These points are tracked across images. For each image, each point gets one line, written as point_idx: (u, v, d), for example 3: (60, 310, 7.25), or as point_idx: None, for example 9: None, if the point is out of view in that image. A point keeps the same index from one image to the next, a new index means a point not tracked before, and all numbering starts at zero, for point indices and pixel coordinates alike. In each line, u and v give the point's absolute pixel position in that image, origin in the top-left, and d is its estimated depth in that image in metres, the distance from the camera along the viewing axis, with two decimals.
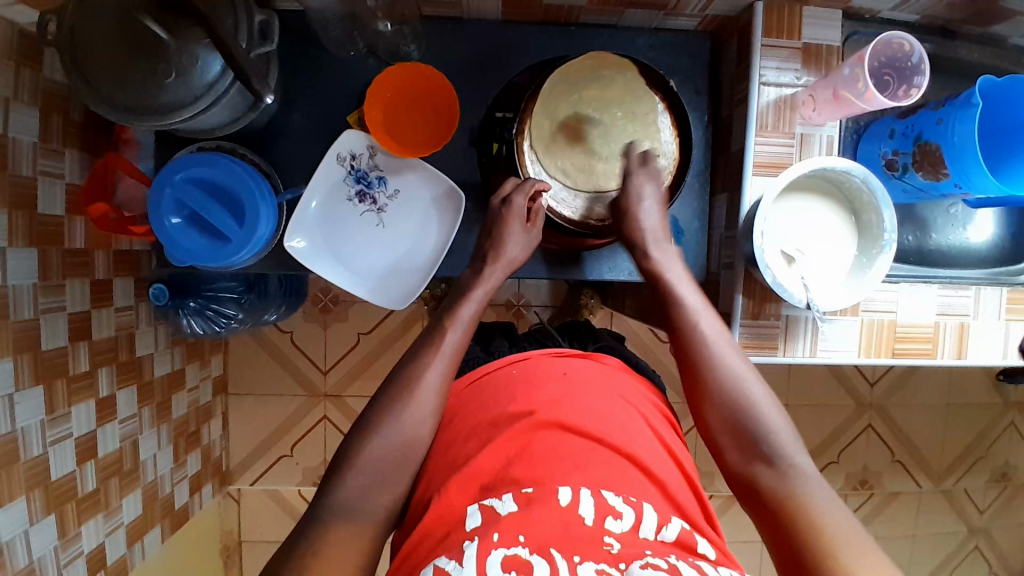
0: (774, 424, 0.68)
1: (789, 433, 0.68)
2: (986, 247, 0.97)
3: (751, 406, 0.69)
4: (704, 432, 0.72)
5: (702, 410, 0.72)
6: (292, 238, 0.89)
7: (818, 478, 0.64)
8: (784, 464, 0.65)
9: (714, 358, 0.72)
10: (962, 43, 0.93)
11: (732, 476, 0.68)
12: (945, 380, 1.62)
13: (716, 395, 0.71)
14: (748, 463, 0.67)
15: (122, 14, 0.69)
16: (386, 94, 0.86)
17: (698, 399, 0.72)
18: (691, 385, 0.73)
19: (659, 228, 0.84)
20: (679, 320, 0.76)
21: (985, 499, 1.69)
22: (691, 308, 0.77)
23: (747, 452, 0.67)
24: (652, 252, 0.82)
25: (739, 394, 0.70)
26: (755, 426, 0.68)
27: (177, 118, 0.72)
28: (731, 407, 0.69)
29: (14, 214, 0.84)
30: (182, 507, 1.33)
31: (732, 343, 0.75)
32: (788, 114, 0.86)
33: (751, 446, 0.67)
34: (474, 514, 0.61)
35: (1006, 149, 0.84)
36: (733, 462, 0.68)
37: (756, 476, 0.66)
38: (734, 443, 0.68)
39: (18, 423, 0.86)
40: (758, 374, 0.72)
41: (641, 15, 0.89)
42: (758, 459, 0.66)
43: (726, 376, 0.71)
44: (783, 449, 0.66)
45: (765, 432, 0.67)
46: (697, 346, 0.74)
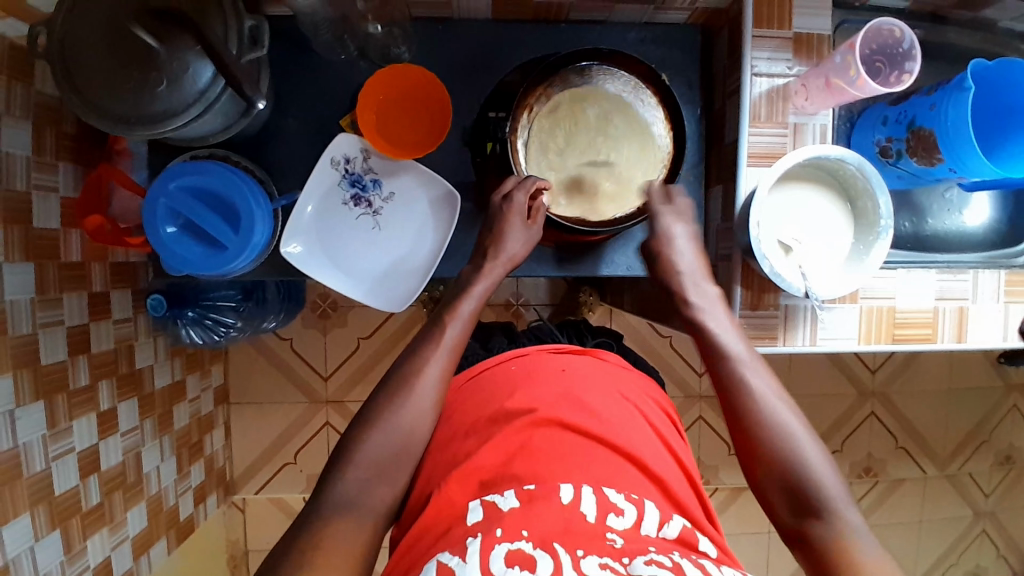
0: (824, 476, 0.67)
1: (841, 488, 0.66)
2: (982, 231, 0.97)
3: (805, 464, 0.67)
4: (753, 484, 0.70)
5: (751, 465, 0.70)
6: (288, 243, 0.89)
7: (871, 535, 0.63)
8: (837, 521, 0.64)
9: (765, 414, 0.70)
10: (952, 28, 0.93)
11: (783, 531, 0.67)
12: (947, 365, 1.63)
13: (766, 450, 0.68)
14: (801, 520, 0.66)
15: (113, 25, 0.70)
16: (379, 96, 0.86)
17: (747, 455, 0.70)
18: (739, 437, 0.71)
19: (698, 268, 0.83)
20: (723, 370, 0.74)
21: (990, 483, 1.69)
22: (737, 358, 0.74)
23: (798, 510, 0.66)
24: (692, 299, 0.80)
25: (790, 448, 0.68)
26: (807, 483, 0.66)
27: (169, 127, 0.72)
28: (783, 464, 0.67)
29: (9, 229, 0.84)
30: (187, 518, 1.32)
31: (779, 392, 0.72)
32: (781, 104, 0.86)
33: (804, 504, 0.66)
34: (475, 509, 0.61)
35: (999, 132, 0.84)
36: (783, 517, 0.67)
37: (810, 535, 0.65)
38: (785, 501, 0.67)
39: (20, 439, 0.85)
40: (809, 424, 0.70)
41: (631, 9, 0.89)
42: (810, 515, 0.65)
43: (777, 433, 0.69)
44: (834, 506, 0.65)
45: (817, 487, 0.66)
46: (745, 400, 0.71)
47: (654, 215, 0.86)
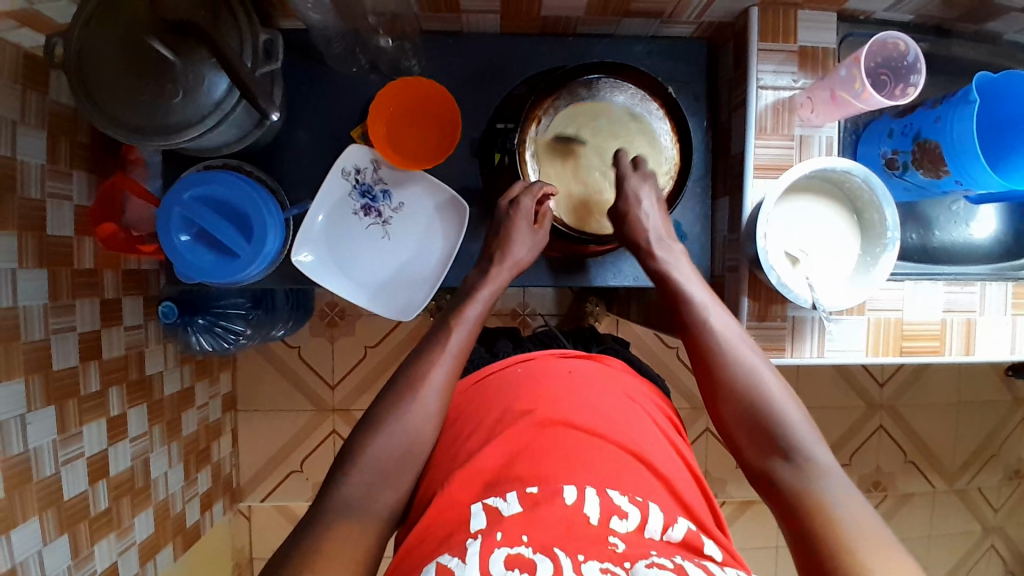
0: (789, 416, 0.68)
1: (807, 427, 0.67)
2: (990, 243, 0.96)
3: (768, 400, 0.68)
4: (720, 427, 0.72)
5: (718, 407, 0.71)
6: (298, 252, 0.90)
7: (839, 472, 0.63)
8: (803, 460, 0.64)
9: (727, 354, 0.72)
10: (958, 41, 0.94)
11: (751, 473, 0.68)
12: (955, 377, 1.62)
13: (731, 391, 0.70)
14: (766, 458, 0.66)
15: (130, 37, 0.71)
16: (389, 109, 0.88)
17: (712, 397, 0.72)
18: (704, 381, 0.73)
19: (661, 225, 0.83)
20: (688, 319, 0.76)
21: (1000, 497, 1.67)
22: (701, 304, 0.76)
23: (763, 448, 0.67)
24: (658, 252, 0.82)
25: (755, 389, 0.69)
26: (770, 420, 0.67)
27: (184, 137, 0.73)
28: (749, 405, 0.69)
29: (24, 236, 0.85)
30: (193, 525, 1.33)
31: (743, 337, 0.75)
32: (787, 117, 0.86)
33: (768, 442, 0.66)
34: (478, 514, 0.61)
35: (1005, 145, 0.85)
36: (751, 459, 0.68)
37: (774, 472, 0.65)
38: (750, 438, 0.68)
39: (30, 444, 0.86)
40: (773, 367, 0.72)
41: (638, 23, 0.90)
42: (775, 454, 0.66)
43: (741, 373, 0.71)
44: (799, 444, 0.65)
45: (780, 424, 0.67)
46: (710, 344, 0.73)
47: (624, 178, 0.85)
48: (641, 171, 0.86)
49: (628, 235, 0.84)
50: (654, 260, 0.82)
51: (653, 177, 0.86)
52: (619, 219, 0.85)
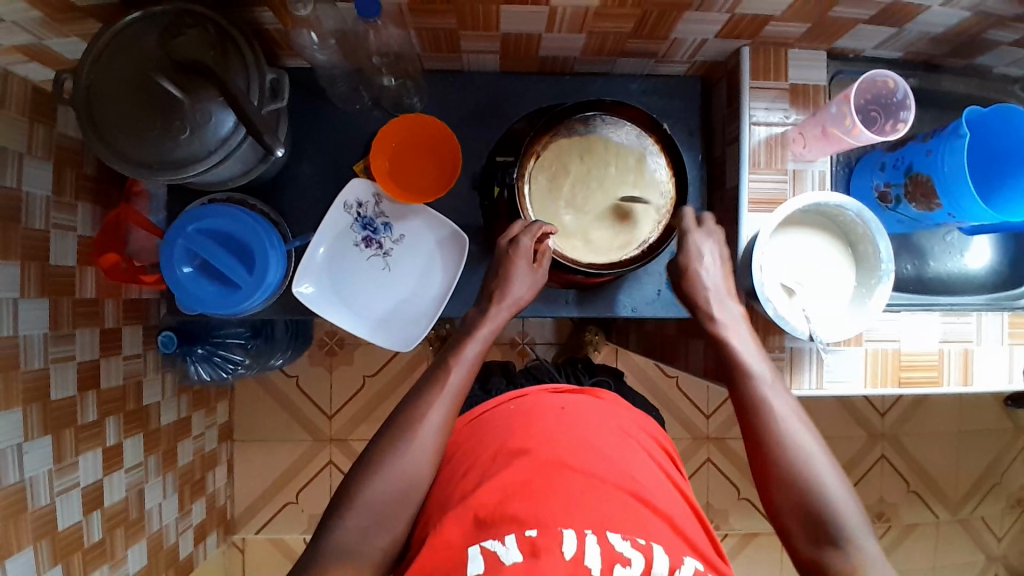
0: (845, 506, 0.68)
1: (858, 517, 0.67)
2: (984, 273, 0.97)
3: (822, 490, 0.68)
4: (767, 508, 0.72)
5: (768, 490, 0.71)
6: (300, 284, 0.91)
7: (885, 564, 0.65)
8: (855, 551, 0.65)
9: (783, 434, 0.72)
10: (946, 76, 0.96)
11: (796, 556, 0.69)
12: (955, 406, 1.61)
13: (783, 475, 0.70)
14: (816, 547, 0.67)
15: (140, 75, 0.73)
16: (391, 144, 0.89)
17: (763, 476, 0.72)
18: (756, 459, 0.73)
19: (723, 285, 0.83)
20: (746, 393, 0.76)
21: (1003, 526, 1.65)
22: (759, 378, 0.76)
23: (814, 535, 0.67)
24: (716, 314, 0.81)
25: (809, 475, 0.69)
26: (823, 508, 0.67)
27: (190, 172, 0.74)
28: (801, 489, 0.69)
29: (27, 265, 0.86)
30: (187, 558, 1.30)
31: (796, 412, 0.74)
32: (780, 152, 0.88)
33: (819, 533, 0.67)
34: (476, 558, 0.60)
35: (996, 176, 0.86)
36: (801, 546, 0.68)
37: (825, 563, 0.66)
38: (799, 529, 0.68)
39: (26, 473, 0.86)
40: (827, 450, 0.72)
41: (634, 62, 0.93)
42: (826, 543, 0.67)
43: (797, 458, 0.70)
44: (852, 535, 0.66)
45: (835, 515, 0.67)
46: (767, 423, 0.73)
47: (686, 234, 0.85)
48: (705, 227, 0.86)
49: (688, 293, 0.84)
50: (698, 314, 0.82)
51: (715, 232, 0.86)
52: (679, 275, 0.85)
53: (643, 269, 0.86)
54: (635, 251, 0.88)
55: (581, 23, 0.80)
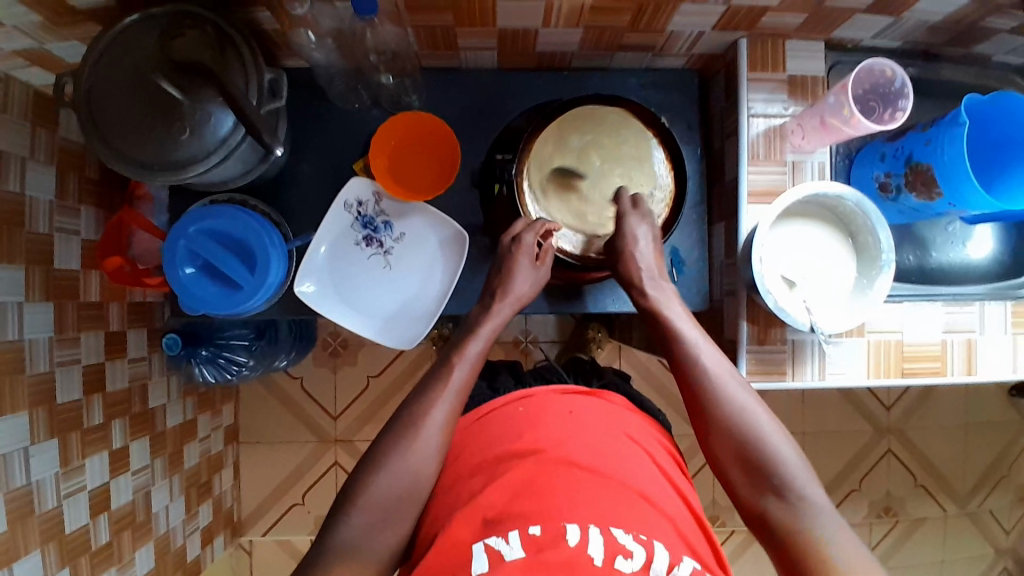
0: (785, 458, 0.69)
1: (799, 465, 0.69)
2: (986, 263, 0.97)
3: (757, 439, 0.70)
4: (712, 463, 0.73)
5: (708, 444, 0.72)
6: (302, 283, 0.91)
7: (830, 509, 0.66)
8: (795, 496, 0.67)
9: (718, 391, 0.73)
10: (945, 65, 0.96)
11: (744, 508, 0.70)
12: (961, 399, 1.60)
13: (726, 436, 0.71)
14: (760, 497, 0.68)
15: (139, 77, 0.74)
16: (391, 141, 0.90)
17: (704, 434, 0.73)
18: (697, 419, 0.74)
19: (655, 263, 0.84)
20: (681, 356, 0.76)
21: (1012, 519, 1.64)
22: (691, 339, 0.77)
23: (756, 484, 0.69)
24: (649, 291, 0.82)
25: (746, 429, 0.70)
26: (763, 461, 0.69)
27: (190, 173, 0.75)
28: (739, 441, 0.70)
29: (31, 269, 0.87)
30: (194, 560, 1.31)
31: (731, 371, 0.75)
32: (779, 143, 0.88)
33: (764, 484, 0.68)
34: (479, 556, 0.61)
35: (997, 165, 0.86)
36: (747, 497, 0.69)
37: (768, 511, 0.67)
38: (739, 476, 0.70)
39: (33, 476, 0.86)
40: (762, 402, 0.73)
41: (631, 56, 0.93)
42: (769, 492, 0.68)
43: (732, 411, 0.71)
44: (793, 484, 0.67)
45: (776, 467, 0.68)
46: (706, 387, 0.73)
47: (622, 217, 0.85)
48: (641, 209, 0.86)
49: (621, 272, 0.84)
50: (645, 298, 0.82)
51: (650, 217, 0.86)
52: (613, 258, 0.85)
53: (628, 231, 0.84)
54: (623, 213, 0.85)
55: (577, 18, 0.80)
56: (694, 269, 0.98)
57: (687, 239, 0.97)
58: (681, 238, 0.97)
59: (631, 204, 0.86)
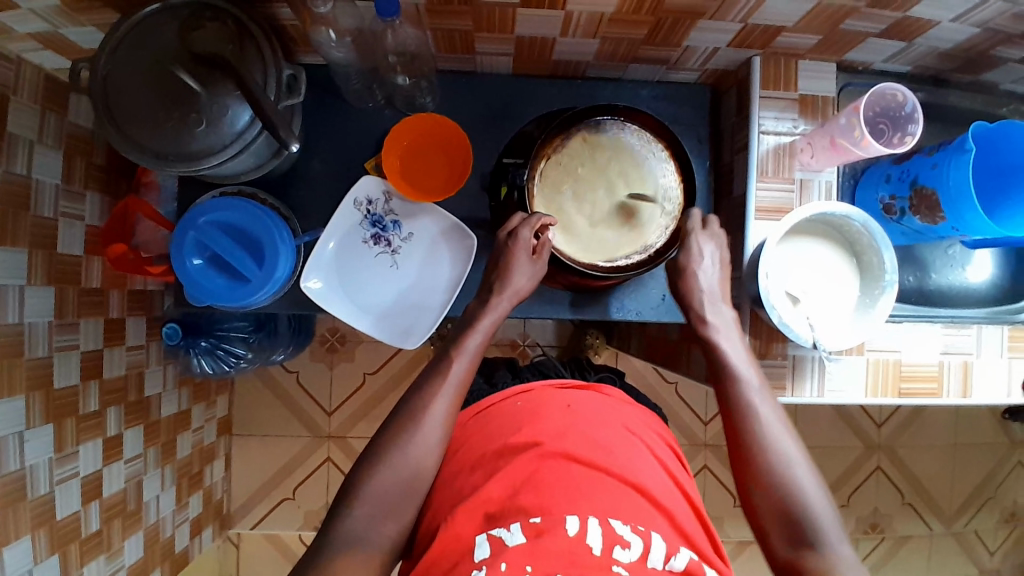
0: (822, 513, 0.69)
1: (833, 521, 0.69)
2: (985, 287, 0.98)
3: (797, 490, 0.70)
4: (748, 510, 0.73)
5: (745, 490, 0.73)
6: (308, 278, 0.91)
7: (859, 569, 0.66)
8: (831, 553, 0.66)
9: (767, 440, 0.73)
10: (954, 91, 0.97)
11: (773, 560, 0.70)
12: (951, 419, 1.62)
13: (768, 481, 0.71)
14: (796, 550, 0.68)
15: (158, 66, 0.74)
16: (404, 142, 0.90)
17: (744, 479, 0.73)
18: (738, 461, 0.74)
19: (718, 289, 0.85)
20: (733, 395, 0.77)
21: (995, 540, 1.66)
22: (748, 382, 0.78)
23: (792, 538, 0.68)
24: (708, 317, 0.84)
25: (789, 479, 0.71)
26: (803, 512, 0.69)
27: (205, 164, 0.75)
28: (779, 490, 0.70)
29: (34, 253, 0.87)
30: (182, 551, 1.30)
31: (780, 419, 0.76)
32: (787, 161, 0.89)
33: (798, 534, 0.68)
34: (482, 543, 0.62)
35: (1001, 191, 0.87)
36: (777, 546, 0.69)
37: (802, 563, 0.67)
38: (775, 523, 0.70)
39: (26, 461, 0.86)
40: (809, 460, 0.73)
41: (645, 69, 0.94)
42: (805, 545, 0.68)
43: (778, 460, 0.72)
44: (829, 540, 0.67)
45: (814, 522, 0.68)
46: (754, 427, 0.75)
47: (690, 234, 0.88)
48: (709, 229, 0.89)
49: (684, 293, 0.86)
50: (705, 324, 0.83)
51: (719, 237, 0.89)
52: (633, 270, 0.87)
53: (694, 248, 0.87)
54: (691, 230, 0.88)
55: (596, 29, 0.81)
56: None
57: None
58: None
59: (702, 222, 0.89)
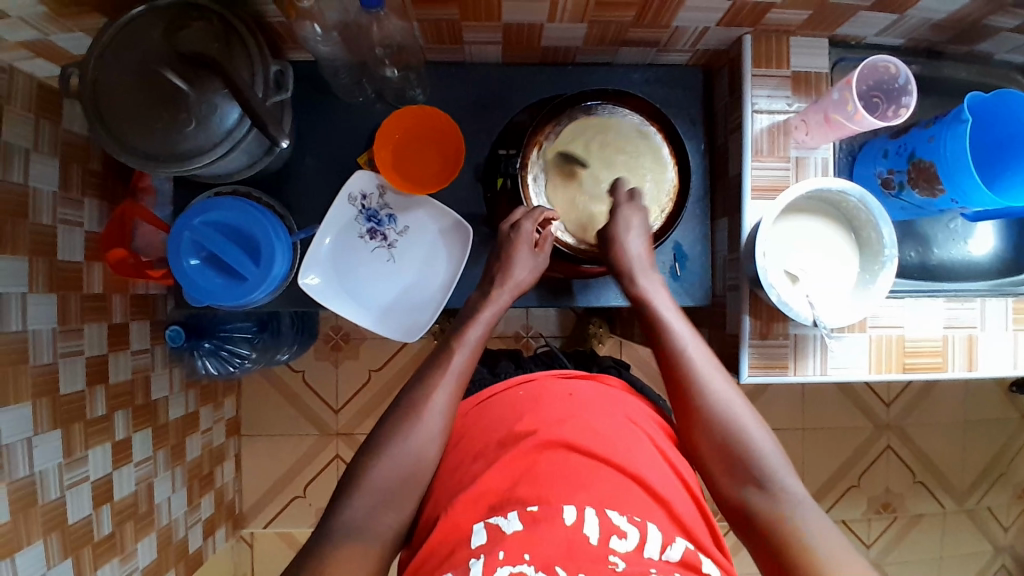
0: (761, 448, 0.70)
1: (772, 451, 0.70)
2: (987, 260, 0.97)
3: (737, 430, 0.71)
4: (693, 453, 0.74)
5: (689, 431, 0.74)
6: (306, 275, 0.91)
7: (803, 497, 0.67)
8: (774, 486, 0.67)
9: (704, 387, 0.73)
10: (949, 63, 0.96)
11: (722, 502, 0.70)
12: (960, 396, 1.61)
13: (707, 424, 0.72)
14: (740, 487, 0.69)
15: (146, 68, 0.74)
16: (395, 135, 0.90)
17: (688, 426, 0.74)
18: (681, 406, 0.75)
19: (647, 256, 0.84)
20: (667, 346, 0.77)
21: (1010, 516, 1.65)
22: (681, 336, 0.77)
23: (735, 474, 0.69)
24: (640, 281, 0.82)
25: (729, 420, 0.71)
26: (743, 450, 0.70)
27: (195, 164, 0.75)
28: (722, 433, 0.71)
29: (35, 261, 0.87)
30: (196, 551, 1.32)
31: (716, 367, 0.76)
32: (782, 139, 0.89)
33: (740, 471, 0.69)
34: (480, 531, 0.63)
35: (999, 163, 0.85)
36: (724, 486, 0.70)
37: (749, 502, 0.68)
38: (717, 458, 0.71)
39: (36, 467, 0.87)
40: (745, 399, 0.74)
41: (635, 52, 0.93)
42: (748, 482, 0.69)
43: (716, 401, 0.73)
44: (770, 472, 0.68)
45: (756, 458, 0.69)
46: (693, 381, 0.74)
47: (618, 207, 0.85)
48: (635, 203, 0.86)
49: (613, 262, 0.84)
50: (636, 286, 0.82)
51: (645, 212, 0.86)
52: (604, 241, 0.86)
53: (622, 220, 0.84)
54: (619, 205, 0.86)
55: (583, 14, 0.81)
56: (696, 262, 0.98)
57: (690, 233, 0.98)
58: (683, 233, 0.98)
59: (628, 197, 0.86)
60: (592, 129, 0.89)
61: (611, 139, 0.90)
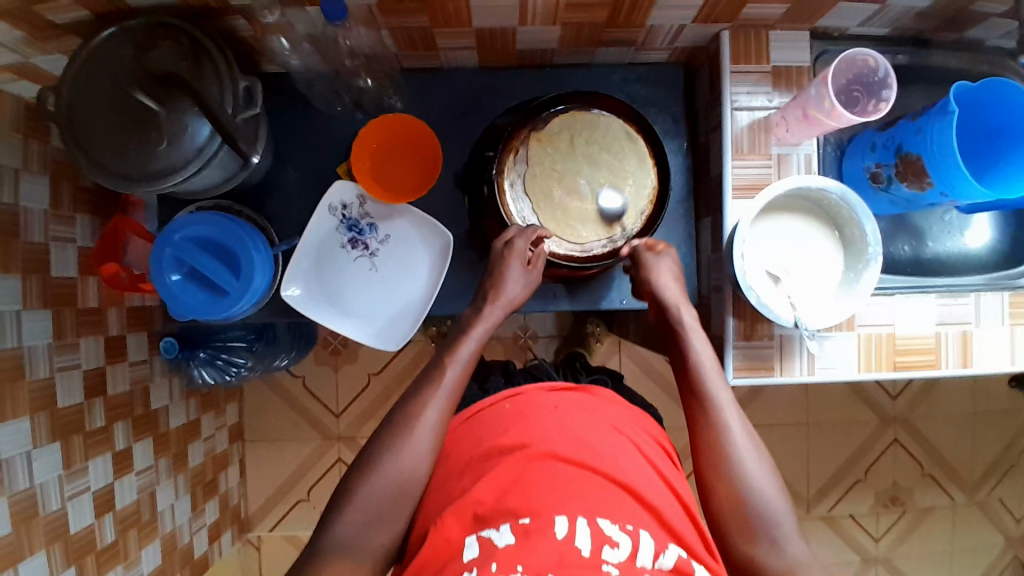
0: (774, 505, 0.70)
1: (786, 511, 0.70)
2: (985, 252, 0.95)
3: (753, 485, 0.71)
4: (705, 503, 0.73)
5: (705, 483, 0.73)
6: (287, 287, 0.92)
7: (809, 559, 0.68)
8: (781, 545, 0.68)
9: (726, 437, 0.73)
10: (938, 50, 0.93)
11: (729, 557, 0.71)
12: (968, 388, 1.57)
13: (724, 475, 0.72)
14: (747, 543, 0.69)
15: (118, 90, 0.75)
16: (372, 145, 0.90)
17: (705, 477, 0.73)
18: (700, 456, 0.74)
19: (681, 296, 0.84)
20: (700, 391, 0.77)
21: (1023, 508, 1.62)
22: (709, 378, 0.77)
23: (744, 531, 0.70)
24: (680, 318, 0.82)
25: (746, 474, 0.71)
26: (756, 506, 0.70)
27: (167, 183, 0.75)
28: (738, 488, 0.71)
29: (28, 278, 0.89)
30: (201, 556, 1.34)
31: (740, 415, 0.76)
32: (763, 136, 0.87)
33: (750, 528, 0.69)
34: (472, 544, 0.63)
35: (987, 155, 0.84)
36: (733, 542, 0.70)
37: (755, 558, 0.68)
38: (730, 515, 0.70)
39: (36, 479, 0.89)
40: (764, 452, 0.74)
41: (614, 51, 0.92)
42: (755, 539, 0.69)
43: (734, 454, 0.72)
44: (780, 532, 0.69)
45: (768, 516, 0.69)
46: (717, 436, 0.74)
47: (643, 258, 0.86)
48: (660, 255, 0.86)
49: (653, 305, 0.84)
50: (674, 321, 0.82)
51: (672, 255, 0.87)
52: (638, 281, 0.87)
53: (652, 269, 0.85)
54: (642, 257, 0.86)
55: (554, 15, 0.79)
56: (681, 263, 0.97)
57: (675, 233, 0.97)
58: (668, 233, 0.97)
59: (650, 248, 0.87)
60: (566, 129, 0.88)
61: (586, 136, 0.88)
